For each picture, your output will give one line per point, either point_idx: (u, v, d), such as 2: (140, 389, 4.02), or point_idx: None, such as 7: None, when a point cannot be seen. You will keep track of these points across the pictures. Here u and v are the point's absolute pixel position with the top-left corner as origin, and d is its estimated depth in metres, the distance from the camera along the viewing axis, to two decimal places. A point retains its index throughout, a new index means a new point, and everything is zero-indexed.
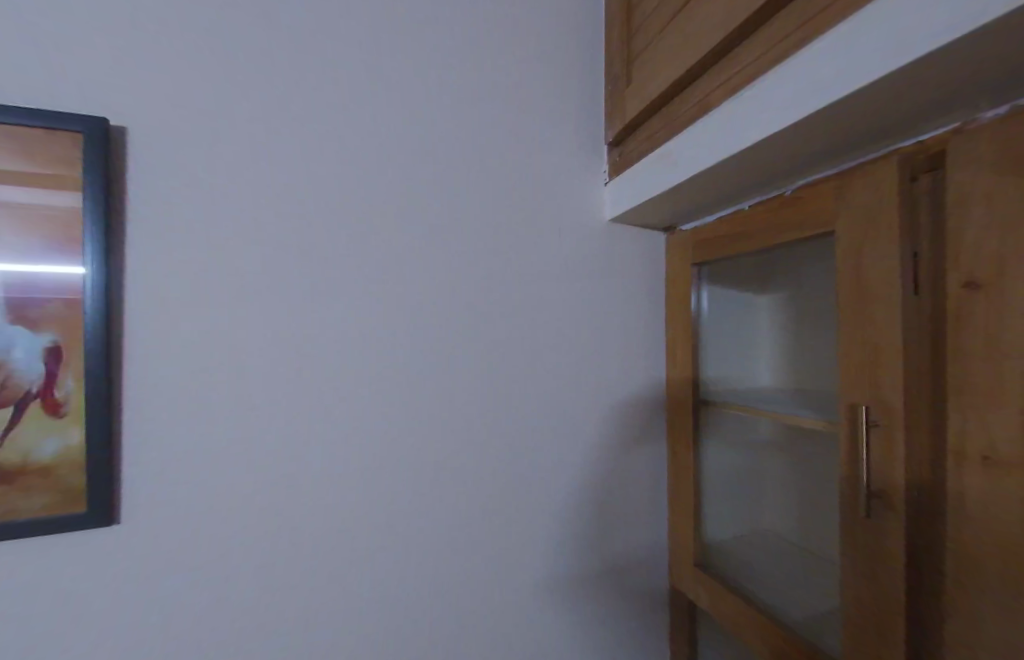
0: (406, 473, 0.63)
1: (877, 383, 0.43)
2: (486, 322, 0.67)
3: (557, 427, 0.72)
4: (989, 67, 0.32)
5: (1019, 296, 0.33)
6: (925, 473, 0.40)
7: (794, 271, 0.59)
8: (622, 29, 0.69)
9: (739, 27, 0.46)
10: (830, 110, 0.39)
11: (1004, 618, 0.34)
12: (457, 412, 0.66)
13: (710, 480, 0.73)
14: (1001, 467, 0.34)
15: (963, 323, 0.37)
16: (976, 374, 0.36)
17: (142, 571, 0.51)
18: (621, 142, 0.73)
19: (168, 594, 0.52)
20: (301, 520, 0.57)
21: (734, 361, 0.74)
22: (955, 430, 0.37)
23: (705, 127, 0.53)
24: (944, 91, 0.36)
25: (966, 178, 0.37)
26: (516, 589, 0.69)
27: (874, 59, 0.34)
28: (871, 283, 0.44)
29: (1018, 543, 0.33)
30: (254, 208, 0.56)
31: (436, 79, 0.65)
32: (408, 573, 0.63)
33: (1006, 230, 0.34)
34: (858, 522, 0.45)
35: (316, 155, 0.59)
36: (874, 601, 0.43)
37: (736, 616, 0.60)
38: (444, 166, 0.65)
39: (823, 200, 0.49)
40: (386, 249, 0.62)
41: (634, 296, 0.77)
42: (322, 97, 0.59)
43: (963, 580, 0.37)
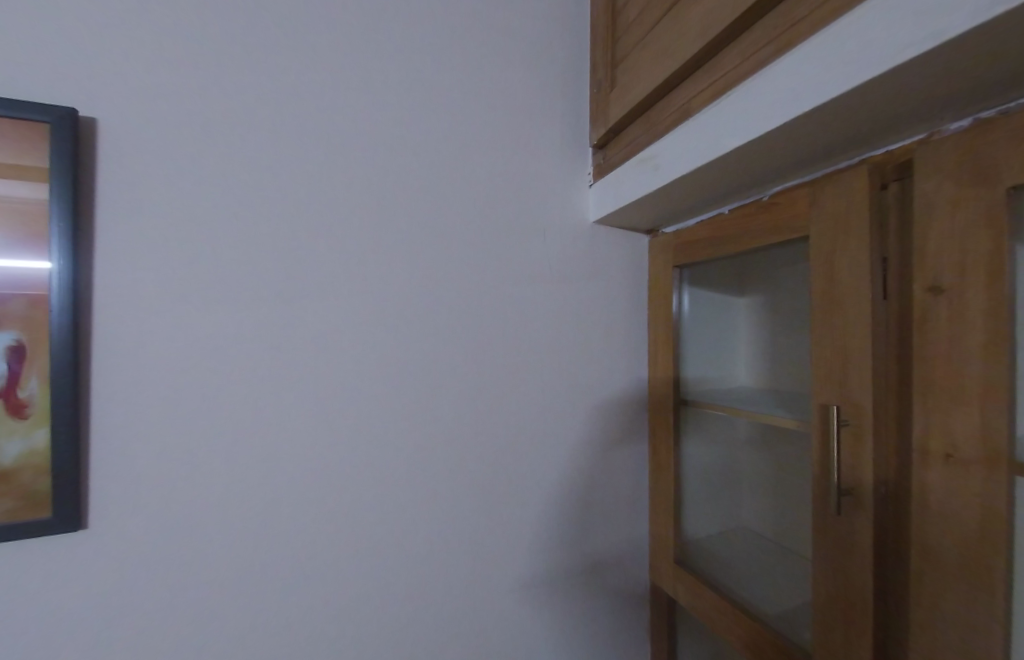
0: (387, 475, 0.62)
1: (847, 385, 0.44)
2: (469, 323, 0.67)
3: (541, 428, 0.72)
4: (953, 79, 0.34)
5: (980, 300, 0.35)
6: (891, 471, 0.42)
7: (771, 274, 0.61)
8: (606, 34, 0.70)
9: (719, 35, 0.47)
10: (807, 118, 0.40)
11: (963, 607, 0.35)
12: (439, 413, 0.65)
13: (689, 478, 0.75)
14: (961, 464, 0.36)
15: (927, 327, 0.38)
16: (936, 377, 0.38)
17: (110, 576, 0.49)
18: (605, 146, 0.74)
19: (139, 599, 0.50)
20: (280, 523, 0.56)
21: (712, 362, 0.75)
22: (919, 431, 0.39)
23: (685, 132, 0.54)
24: (913, 101, 0.37)
25: (931, 186, 0.38)
26: (498, 590, 0.69)
27: (853, 67, 0.35)
28: (842, 287, 0.45)
29: (978, 537, 0.35)
30: (233, 205, 0.54)
31: (422, 79, 0.65)
32: (387, 575, 0.62)
33: (969, 236, 0.35)
34: (829, 521, 0.46)
35: (298, 152, 0.58)
36: (844, 597, 0.44)
37: (714, 611, 0.61)
38: (428, 166, 0.65)
39: (798, 205, 0.50)
40: (369, 249, 0.61)
41: (618, 298, 0.78)
42: (305, 93, 0.58)
43: (925, 573, 0.38)
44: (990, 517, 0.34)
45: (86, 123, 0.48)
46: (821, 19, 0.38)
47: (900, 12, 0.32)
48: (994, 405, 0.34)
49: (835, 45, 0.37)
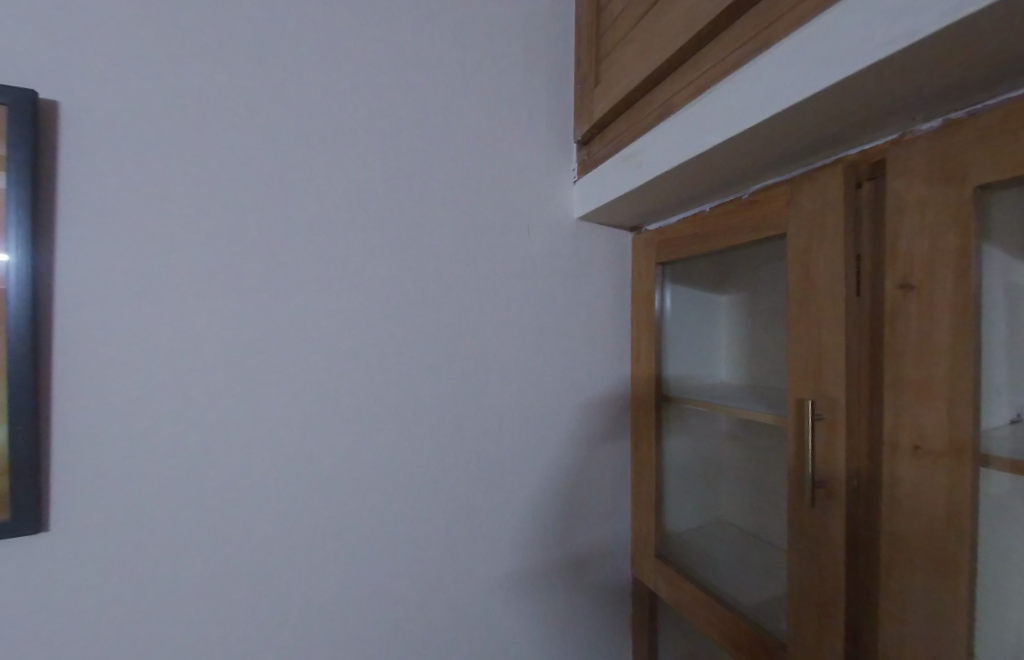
0: (368, 472, 0.61)
1: (821, 380, 0.45)
2: (452, 318, 0.66)
3: (525, 425, 0.72)
4: (924, 79, 0.35)
5: (947, 296, 0.36)
6: (862, 463, 0.43)
7: (750, 271, 0.62)
8: (590, 30, 0.70)
9: (700, 32, 0.47)
10: (786, 115, 0.41)
11: (929, 594, 0.37)
12: (421, 410, 0.64)
13: (670, 473, 0.75)
14: (929, 456, 0.37)
15: (897, 322, 0.39)
16: (906, 371, 0.38)
17: (73, 581, 0.47)
18: (589, 142, 0.74)
19: (105, 605, 0.48)
20: (256, 524, 0.55)
21: (694, 358, 0.76)
22: (888, 424, 0.40)
23: (667, 129, 0.55)
24: (887, 100, 0.38)
25: (902, 185, 0.39)
26: (482, 588, 0.69)
27: (830, 66, 0.36)
28: (818, 283, 0.46)
29: (944, 526, 0.36)
30: (207, 195, 0.52)
31: (404, 70, 0.64)
32: (368, 574, 0.61)
33: (937, 234, 0.36)
34: (803, 513, 0.47)
35: (275, 142, 0.56)
36: (818, 587, 0.45)
37: (693, 604, 0.62)
38: (410, 160, 0.64)
39: (775, 202, 0.51)
40: (349, 244, 0.60)
41: (602, 295, 0.78)
42: (282, 80, 0.56)
43: (893, 562, 0.39)
44: (956, 507, 0.35)
45: (47, 106, 0.46)
46: (801, 15, 0.38)
47: (877, 11, 0.32)
48: (961, 398, 0.35)
49: (814, 42, 0.37)
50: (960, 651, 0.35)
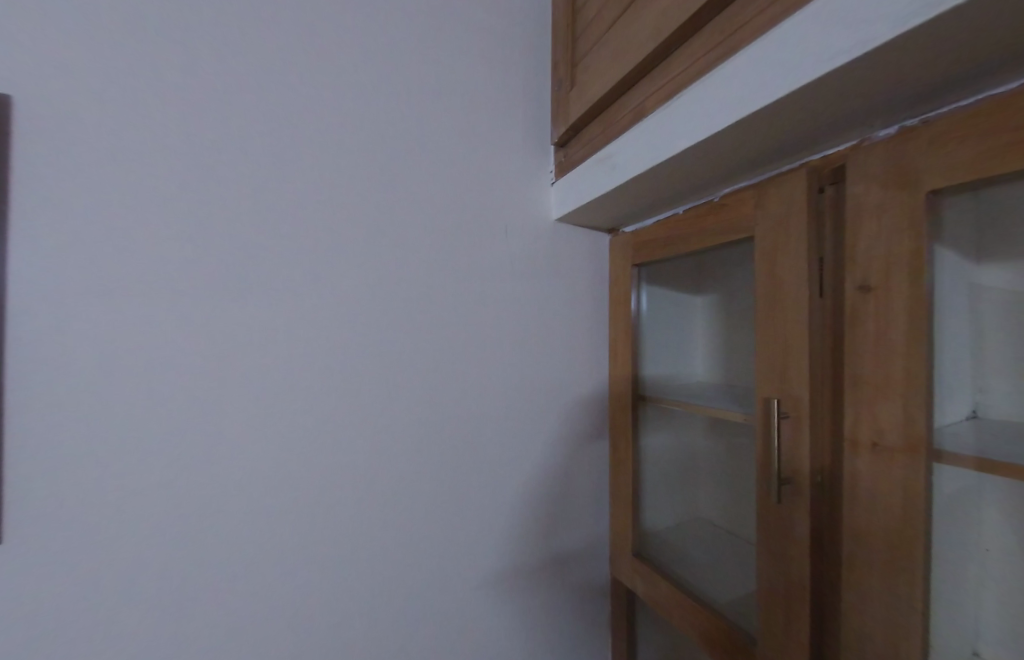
0: (343, 477, 0.60)
1: (787, 379, 0.46)
2: (429, 320, 0.66)
3: (505, 426, 0.72)
4: (879, 86, 0.36)
5: (903, 297, 0.37)
6: (825, 459, 0.44)
7: (721, 273, 0.63)
8: (566, 33, 0.71)
9: (670, 38, 0.48)
10: (752, 120, 0.42)
11: (886, 585, 0.38)
12: (398, 413, 0.64)
13: (648, 471, 0.77)
14: (886, 452, 0.38)
15: (857, 323, 0.40)
16: (865, 371, 0.40)
17: (27, 604, 0.44)
18: (566, 144, 0.74)
19: (62, 626, 0.46)
20: (227, 533, 0.53)
21: (670, 358, 0.77)
22: (849, 421, 0.41)
23: (640, 132, 0.55)
24: (846, 107, 0.39)
25: (861, 190, 0.41)
26: (461, 591, 0.68)
27: (795, 74, 0.37)
28: (783, 285, 0.47)
29: (900, 519, 0.37)
30: (172, 193, 0.50)
31: (380, 70, 0.63)
32: (344, 581, 0.60)
33: (894, 237, 0.38)
34: (771, 509, 0.48)
35: (245, 139, 0.54)
36: (785, 582, 0.46)
37: (670, 601, 0.63)
38: (387, 161, 0.63)
39: (743, 206, 0.52)
40: (323, 246, 0.59)
41: (580, 296, 0.79)
42: (253, 77, 0.55)
43: (854, 555, 0.41)
44: (911, 501, 0.36)
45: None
46: (768, 21, 0.39)
47: (839, 23, 0.33)
48: (914, 396, 0.36)
49: (780, 49, 0.38)
50: (915, 639, 0.36)
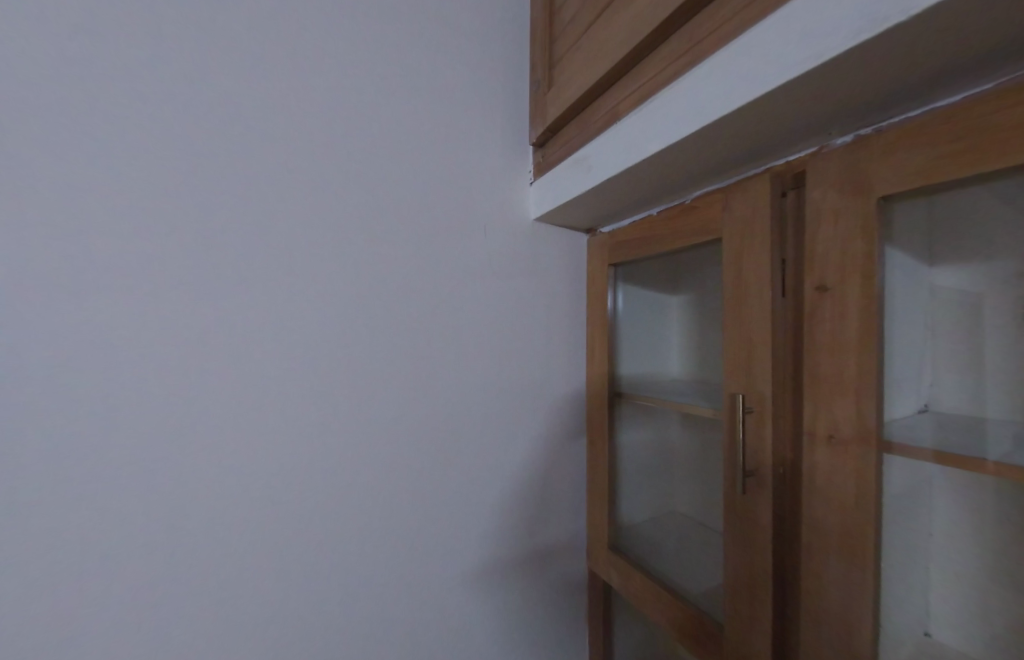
0: (319, 477, 0.59)
1: (752, 376, 0.48)
2: (408, 319, 0.66)
3: (484, 425, 0.73)
4: (835, 95, 0.38)
5: (856, 298, 0.39)
6: (787, 453, 0.46)
7: (692, 274, 0.65)
8: (544, 35, 0.71)
9: (643, 42, 0.50)
10: (719, 124, 0.43)
11: (840, 570, 0.40)
12: (376, 412, 0.64)
13: (624, 466, 0.79)
14: (841, 445, 0.40)
15: (815, 322, 0.42)
16: (822, 367, 0.42)
17: None
18: (544, 145, 0.75)
19: (21, 637, 0.44)
20: (200, 538, 0.52)
21: (645, 356, 0.79)
22: (807, 416, 0.43)
23: (615, 134, 0.56)
24: (805, 115, 0.41)
25: (819, 194, 0.43)
26: (442, 589, 0.69)
27: (759, 81, 0.38)
28: (749, 285, 0.48)
29: (853, 508, 0.39)
30: (139, 188, 0.48)
31: (357, 64, 0.62)
32: (320, 581, 0.60)
33: (848, 240, 0.40)
34: (737, 501, 0.50)
35: (217, 133, 0.53)
36: (750, 571, 0.48)
37: (644, 593, 0.65)
38: (364, 159, 0.62)
39: (712, 209, 0.54)
40: (299, 244, 0.58)
41: (558, 295, 0.80)
42: (225, 70, 0.53)
43: (812, 543, 0.43)
44: (863, 490, 0.38)
45: None
46: (734, 29, 0.40)
47: (799, 35, 0.35)
48: (866, 391, 0.38)
49: (745, 57, 0.39)
50: (865, 619, 0.38)
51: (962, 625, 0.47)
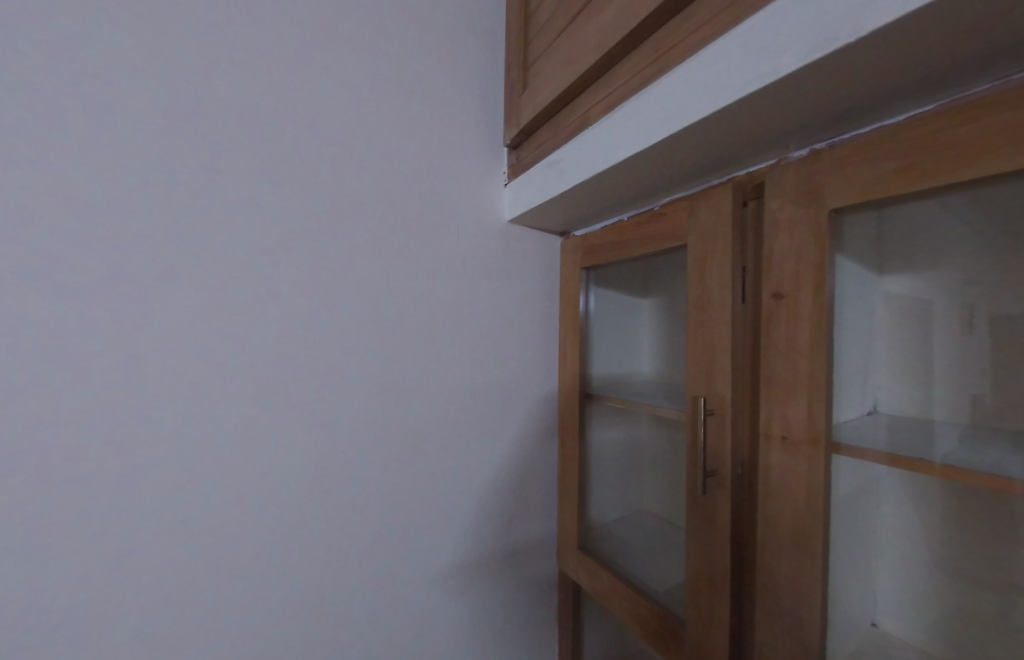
0: (283, 482, 0.57)
1: (713, 379, 0.50)
2: (379, 320, 0.65)
3: (457, 425, 0.72)
4: (790, 110, 0.40)
5: (809, 305, 0.41)
6: (745, 454, 0.48)
7: (660, 278, 0.67)
8: (519, 36, 0.71)
9: (612, 50, 0.51)
10: (684, 134, 0.44)
11: (790, 565, 0.42)
12: (344, 415, 0.62)
13: (595, 465, 0.80)
14: (793, 446, 0.42)
15: (771, 327, 0.44)
16: (777, 371, 0.43)
17: None
18: (519, 146, 0.76)
19: None
20: (152, 548, 0.49)
21: (616, 357, 0.80)
22: (764, 417, 0.45)
23: (586, 139, 0.57)
24: (764, 127, 0.43)
25: (776, 205, 0.44)
26: (411, 592, 0.68)
27: (721, 94, 0.39)
28: (712, 291, 0.50)
29: (804, 506, 0.41)
30: (88, 177, 0.46)
31: (328, 56, 0.60)
32: (285, 588, 0.58)
33: (802, 250, 0.41)
34: (698, 500, 0.51)
35: (176, 121, 0.50)
36: (710, 569, 0.49)
37: (612, 592, 0.66)
38: (334, 152, 0.61)
39: (678, 216, 0.55)
40: (264, 240, 0.56)
41: (532, 297, 0.81)
42: (184, 54, 0.50)
43: (766, 541, 0.44)
44: (813, 488, 0.40)
45: None
46: (701, 39, 0.41)
47: (757, 52, 0.36)
48: (816, 394, 0.40)
49: (709, 66, 0.40)
50: (813, 612, 0.40)
51: (903, 614, 0.50)
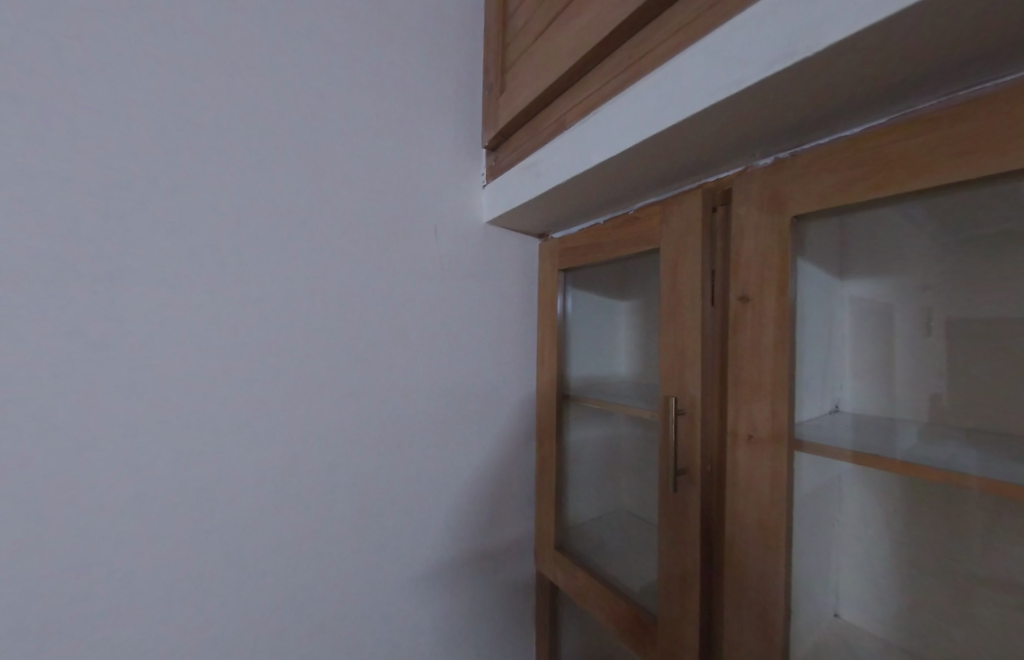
0: (253, 487, 0.55)
1: (684, 379, 0.51)
2: (354, 320, 0.63)
3: (436, 427, 0.72)
4: (754, 120, 0.41)
5: (773, 307, 0.42)
6: (715, 452, 0.49)
7: (635, 281, 0.68)
8: (497, 38, 0.72)
9: (587, 55, 0.51)
10: (656, 140, 0.45)
11: (756, 559, 0.43)
12: (317, 417, 0.60)
13: (573, 466, 0.81)
14: (759, 444, 0.43)
15: (738, 329, 0.45)
16: (745, 372, 0.45)
17: None
18: (497, 148, 0.76)
19: None
20: (110, 558, 0.47)
21: (594, 359, 0.81)
22: (731, 416, 0.46)
23: (562, 142, 0.57)
24: (732, 135, 0.44)
25: (743, 211, 0.46)
26: (387, 597, 0.67)
27: (690, 102, 0.40)
28: (683, 294, 0.51)
29: (770, 502, 0.42)
30: (41, 165, 0.43)
31: (303, 49, 0.59)
32: (254, 597, 0.55)
33: (767, 255, 0.43)
34: (670, 498, 0.52)
35: (139, 110, 0.48)
36: (681, 566, 0.50)
37: (588, 591, 0.67)
38: (309, 150, 0.59)
39: (651, 220, 0.56)
40: (233, 235, 0.53)
41: (510, 298, 0.81)
42: (147, 41, 0.48)
43: (734, 536, 0.46)
44: (777, 484, 0.42)
45: None
46: (672, 47, 0.42)
47: (724, 63, 0.37)
48: (780, 393, 0.42)
49: (680, 74, 0.41)
50: (778, 604, 0.42)
51: (864, 604, 0.52)
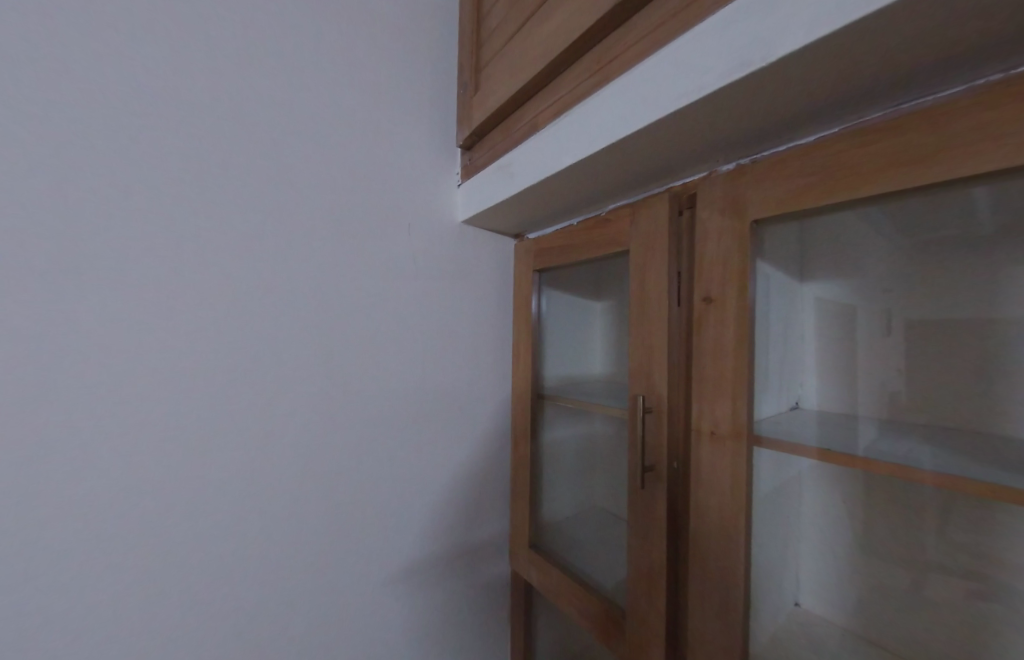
0: (219, 491, 0.53)
1: (651, 377, 0.52)
2: (326, 318, 0.62)
3: (412, 427, 0.71)
4: (715, 126, 0.43)
5: (733, 306, 0.44)
6: (680, 447, 0.50)
7: (607, 281, 0.69)
8: (471, 38, 0.72)
9: (559, 57, 0.52)
10: (625, 143, 0.46)
11: (717, 551, 0.45)
12: (286, 418, 0.58)
13: (547, 464, 0.82)
14: (720, 439, 0.45)
15: (702, 328, 0.47)
16: (708, 369, 0.46)
17: None
18: (471, 148, 0.76)
19: None
20: (59, 570, 0.44)
21: (569, 357, 0.82)
22: (695, 412, 0.48)
23: (535, 143, 0.58)
24: (696, 140, 0.46)
25: (706, 213, 0.47)
26: (361, 599, 0.66)
27: (656, 105, 0.41)
28: (650, 294, 0.52)
29: (730, 495, 0.44)
30: None
31: (271, 40, 0.57)
32: (220, 605, 0.53)
33: (727, 256, 0.45)
34: (638, 494, 0.53)
35: (94, 96, 0.45)
36: (649, 560, 0.52)
37: (561, 588, 0.67)
38: (280, 143, 0.58)
39: (620, 222, 0.58)
40: (197, 229, 0.51)
41: (486, 297, 0.81)
42: (103, 24, 0.46)
43: (698, 529, 0.47)
44: (737, 477, 0.43)
45: None
46: (639, 53, 0.43)
47: (689, 68, 0.38)
48: (740, 389, 0.43)
49: (648, 79, 0.42)
50: (737, 593, 0.43)
51: (819, 591, 0.55)
